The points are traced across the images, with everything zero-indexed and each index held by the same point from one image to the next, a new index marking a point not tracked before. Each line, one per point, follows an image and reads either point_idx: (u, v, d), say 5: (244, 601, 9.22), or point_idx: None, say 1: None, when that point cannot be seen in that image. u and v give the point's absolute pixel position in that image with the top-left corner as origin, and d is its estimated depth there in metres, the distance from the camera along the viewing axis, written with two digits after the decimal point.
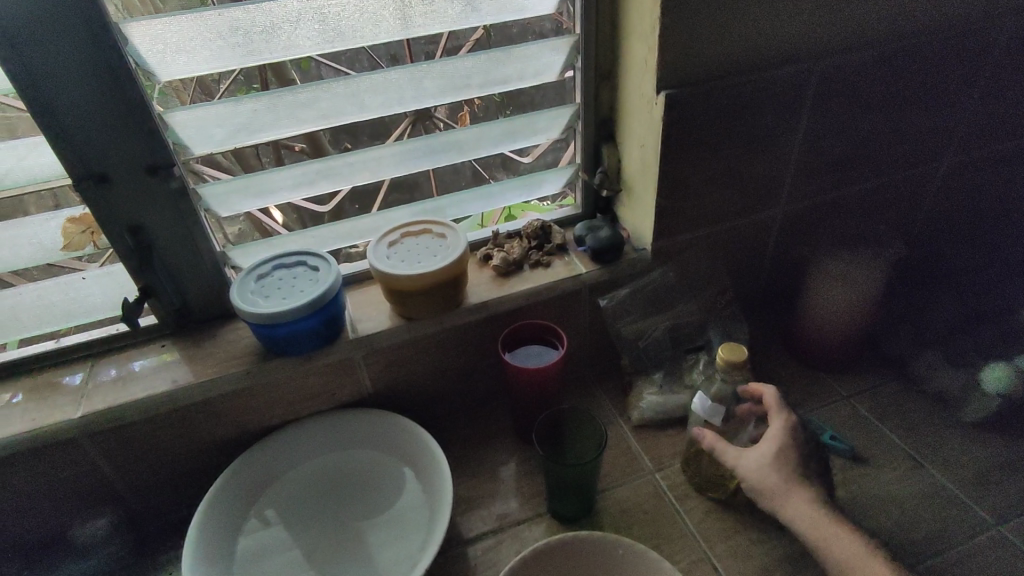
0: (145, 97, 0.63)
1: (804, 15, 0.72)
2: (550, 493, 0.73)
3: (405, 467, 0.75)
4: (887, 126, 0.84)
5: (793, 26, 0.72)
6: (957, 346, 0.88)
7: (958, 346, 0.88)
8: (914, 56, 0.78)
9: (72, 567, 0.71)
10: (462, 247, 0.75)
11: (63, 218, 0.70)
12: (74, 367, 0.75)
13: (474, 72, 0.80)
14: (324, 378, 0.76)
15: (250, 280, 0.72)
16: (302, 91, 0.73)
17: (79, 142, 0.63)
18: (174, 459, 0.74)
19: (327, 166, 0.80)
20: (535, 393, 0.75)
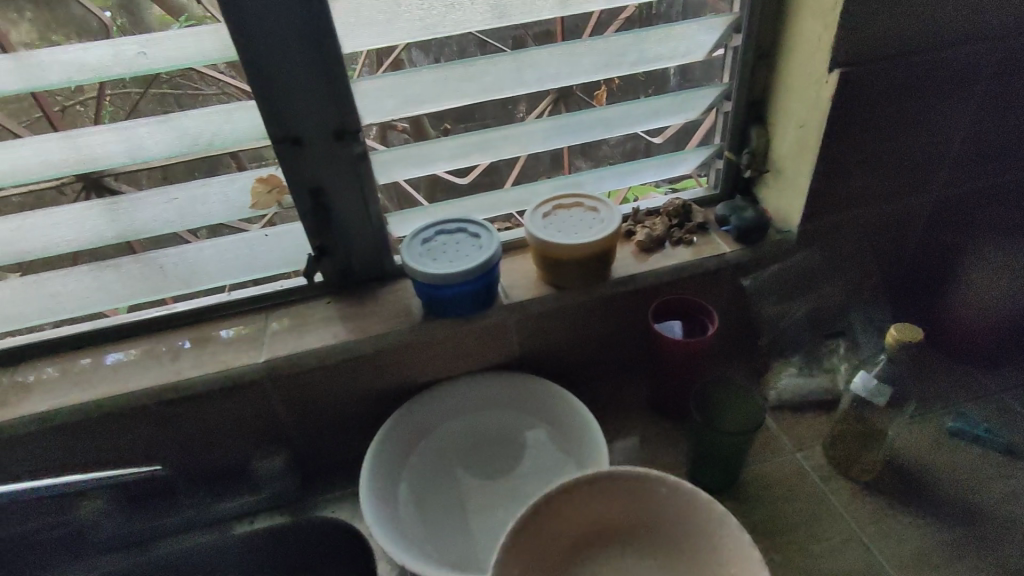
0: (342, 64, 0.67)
1: None
2: (696, 463, 0.75)
3: (551, 430, 0.79)
4: None
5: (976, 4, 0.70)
6: None
7: None
8: None
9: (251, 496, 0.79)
10: (617, 221, 0.77)
11: (254, 177, 0.75)
12: (252, 317, 0.82)
13: (630, 49, 0.81)
14: (478, 340, 0.80)
15: (417, 243, 0.77)
16: (471, 65, 0.76)
17: (281, 106, 0.68)
18: (339, 406, 0.80)
19: (484, 139, 0.84)
20: (681, 366, 0.77)
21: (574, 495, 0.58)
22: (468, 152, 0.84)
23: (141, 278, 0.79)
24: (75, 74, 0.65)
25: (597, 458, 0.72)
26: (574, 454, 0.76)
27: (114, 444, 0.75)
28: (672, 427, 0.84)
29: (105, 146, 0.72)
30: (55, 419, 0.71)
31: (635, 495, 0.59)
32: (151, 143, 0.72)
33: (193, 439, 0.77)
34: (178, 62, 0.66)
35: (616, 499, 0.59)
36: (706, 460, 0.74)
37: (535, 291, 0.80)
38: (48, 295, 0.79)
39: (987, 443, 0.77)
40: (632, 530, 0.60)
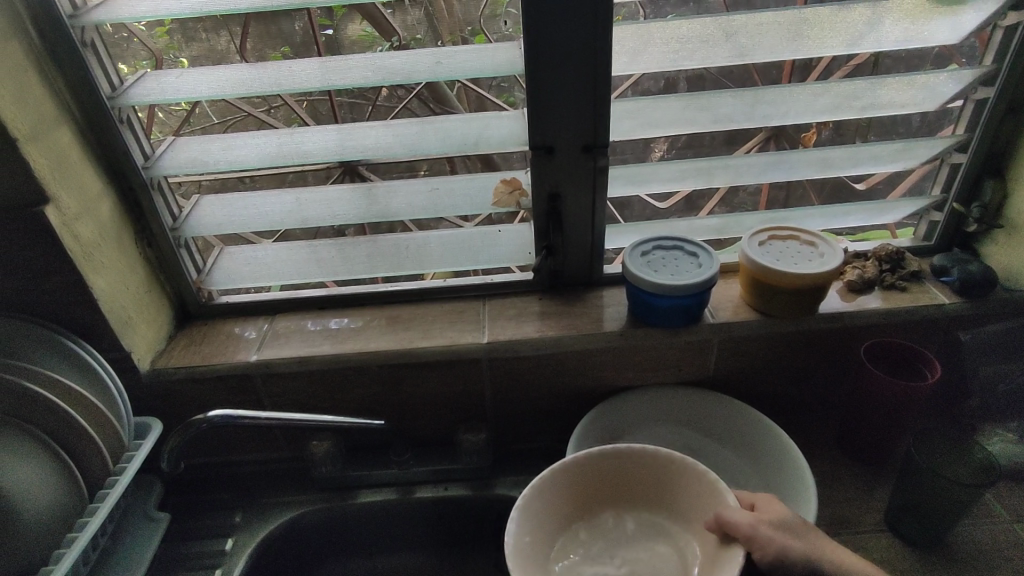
0: (611, 84, 0.75)
1: None
2: (903, 510, 0.74)
3: (742, 455, 0.81)
4: None
5: None
6: None
7: None
8: None
9: (452, 465, 0.86)
10: (840, 256, 0.79)
11: (499, 179, 0.84)
12: (469, 302, 0.91)
13: (863, 93, 0.82)
14: (680, 354, 0.84)
15: (636, 255, 0.82)
16: (715, 96, 0.82)
17: (547, 118, 0.78)
18: (539, 396, 0.86)
19: (708, 166, 0.89)
20: (894, 409, 0.76)
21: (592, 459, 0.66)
22: (686, 177, 0.89)
23: (383, 255, 0.90)
24: (389, 75, 0.76)
25: (803, 494, 0.73)
26: (768, 479, 0.78)
27: (347, 395, 0.86)
28: (866, 473, 0.82)
29: (391, 137, 0.81)
30: (309, 365, 0.83)
31: (642, 462, 0.66)
32: (432, 139, 0.81)
33: (409, 402, 0.86)
34: (463, 72, 0.76)
35: (627, 464, 0.66)
36: (912, 508, 0.73)
37: (743, 314, 0.82)
38: (305, 260, 0.91)
39: None
40: (643, 490, 0.67)
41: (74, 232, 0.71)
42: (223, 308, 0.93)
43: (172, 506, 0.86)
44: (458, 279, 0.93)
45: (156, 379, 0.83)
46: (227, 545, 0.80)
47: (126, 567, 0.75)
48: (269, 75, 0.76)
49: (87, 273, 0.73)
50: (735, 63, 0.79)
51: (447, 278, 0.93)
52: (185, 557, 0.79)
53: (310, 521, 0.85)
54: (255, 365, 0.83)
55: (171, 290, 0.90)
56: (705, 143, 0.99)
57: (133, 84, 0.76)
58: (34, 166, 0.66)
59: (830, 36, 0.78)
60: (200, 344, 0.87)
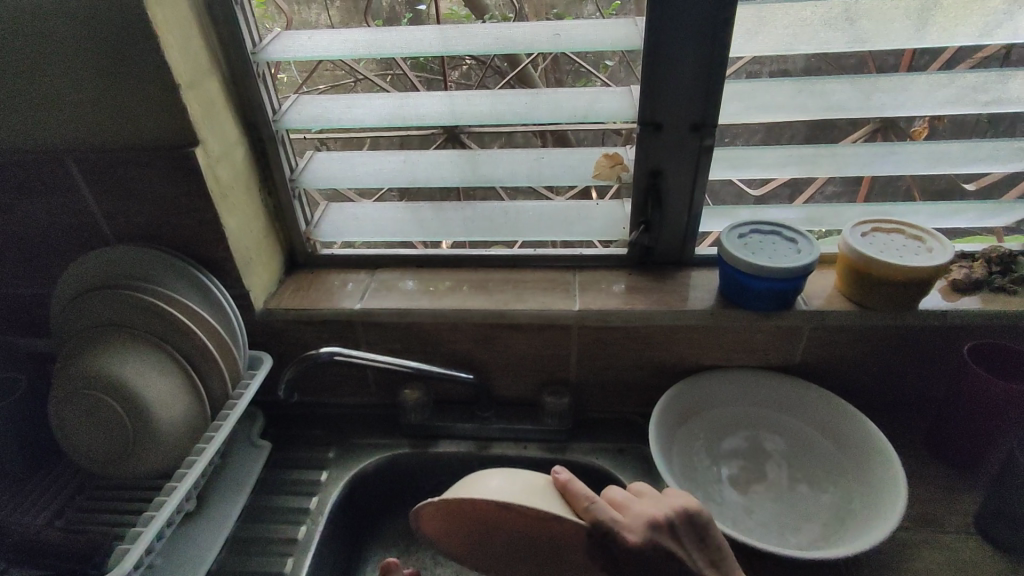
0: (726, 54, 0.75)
1: None
2: (991, 512, 0.73)
3: (825, 440, 0.81)
4: None
5: None
6: None
7: None
8: None
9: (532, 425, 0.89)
10: (950, 251, 0.77)
11: (601, 153, 0.87)
12: (561, 273, 0.93)
13: (988, 87, 0.80)
14: (770, 339, 0.83)
15: (733, 237, 0.83)
16: (824, 83, 0.82)
17: (658, 94, 0.79)
18: (621, 366, 0.88)
19: (810, 153, 0.88)
20: (992, 412, 0.75)
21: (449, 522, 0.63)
22: (787, 164, 0.88)
23: (481, 221, 0.94)
24: (511, 44, 0.79)
25: (890, 478, 0.72)
26: (850, 469, 0.77)
27: (436, 349, 0.90)
28: (954, 477, 0.80)
29: (507, 106, 0.84)
30: (407, 318, 0.87)
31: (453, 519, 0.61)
32: (542, 110, 0.83)
33: (496, 362, 0.90)
34: (583, 45, 0.78)
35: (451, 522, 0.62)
36: (1005, 513, 0.72)
37: (838, 303, 0.82)
38: (407, 220, 0.95)
39: None
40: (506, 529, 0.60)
41: (214, 174, 0.78)
42: (328, 260, 0.99)
43: (273, 436, 0.94)
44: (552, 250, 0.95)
45: (267, 318, 0.89)
46: (321, 476, 0.86)
47: (231, 487, 0.82)
48: (396, 39, 0.81)
49: (222, 213, 0.79)
50: (853, 51, 0.77)
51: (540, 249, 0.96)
52: (284, 482, 0.86)
53: (392, 464, 0.90)
54: (358, 314, 0.88)
55: (283, 239, 0.97)
56: (792, 133, 0.98)
57: (272, 43, 0.82)
58: (189, 110, 0.72)
59: (961, 25, 0.75)
60: (307, 290, 0.93)
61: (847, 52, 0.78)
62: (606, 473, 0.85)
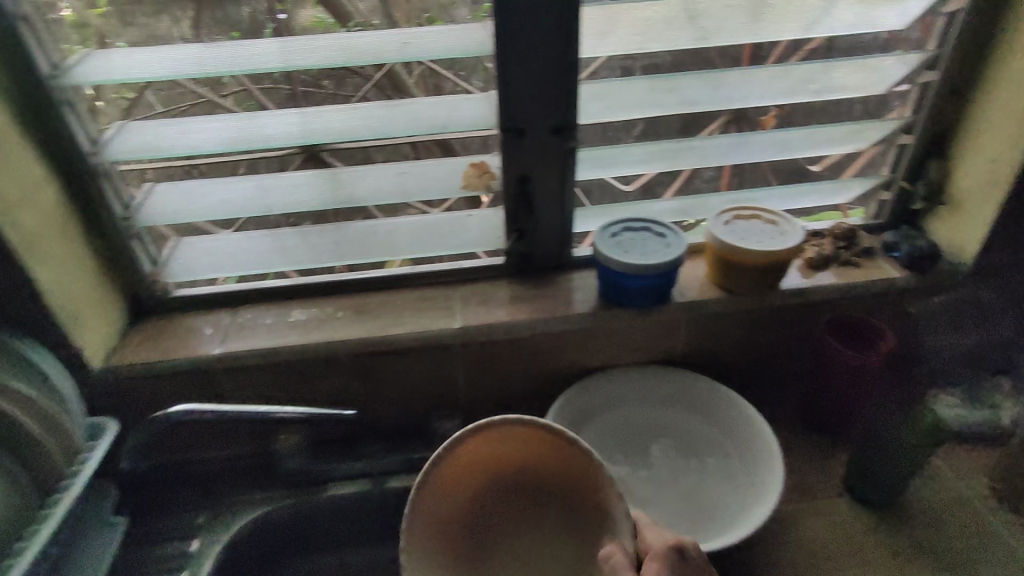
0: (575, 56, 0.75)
1: None
2: (856, 473, 0.78)
3: (709, 426, 0.83)
4: None
5: None
6: None
7: None
8: None
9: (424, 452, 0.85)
10: (800, 233, 0.81)
11: (467, 163, 0.84)
12: (441, 289, 0.89)
13: (819, 77, 0.85)
14: (649, 334, 0.85)
15: (606, 236, 0.83)
16: (674, 79, 0.84)
17: (516, 100, 0.77)
18: (510, 379, 0.86)
19: (670, 148, 0.91)
20: (849, 380, 0.81)
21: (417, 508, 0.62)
22: (651, 161, 0.91)
23: (350, 243, 0.88)
24: (355, 56, 0.74)
25: (770, 456, 0.76)
26: (734, 451, 0.80)
27: (314, 385, 0.83)
28: (823, 443, 0.86)
29: (361, 122, 0.79)
30: (276, 357, 0.80)
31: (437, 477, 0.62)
32: (399, 122, 0.79)
33: (381, 392, 0.85)
34: (433, 53, 0.74)
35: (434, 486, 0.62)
36: (867, 473, 0.77)
37: (708, 292, 0.85)
38: (267, 249, 0.87)
39: None
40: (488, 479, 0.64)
41: (16, 221, 0.67)
42: (180, 301, 0.89)
43: (133, 507, 0.83)
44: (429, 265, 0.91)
45: (110, 377, 0.78)
46: (192, 545, 0.77)
47: (83, 569, 0.70)
48: (227, 55, 0.73)
49: (31, 266, 0.68)
50: (701, 47, 0.80)
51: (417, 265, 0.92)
52: (148, 559, 0.76)
53: (276, 518, 0.82)
54: (221, 359, 0.80)
55: (123, 283, 0.85)
56: None
57: (77, 64, 0.71)
58: None
59: (789, 20, 0.80)
60: (157, 339, 0.83)
61: (695, 49, 0.81)
62: None
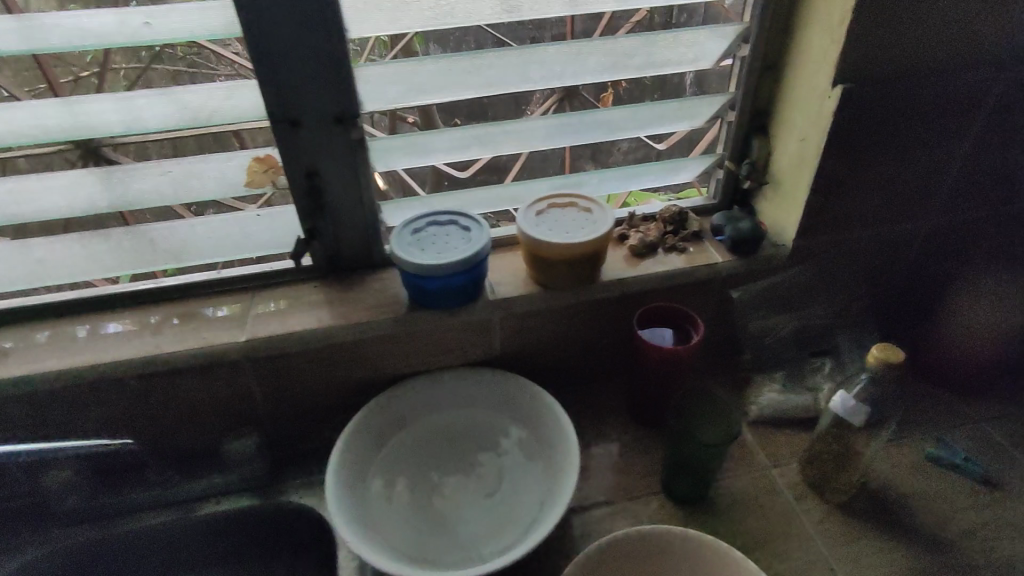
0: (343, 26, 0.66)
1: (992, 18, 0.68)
2: (668, 469, 0.75)
3: (525, 426, 0.78)
4: None
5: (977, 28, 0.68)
6: None
7: None
8: None
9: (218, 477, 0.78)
10: (609, 222, 0.76)
11: (251, 157, 0.75)
12: (236, 297, 0.81)
13: (638, 51, 0.80)
14: (461, 335, 0.79)
15: (406, 233, 0.77)
16: (475, 58, 0.76)
17: (283, 88, 0.68)
18: (315, 391, 0.80)
19: (483, 132, 0.84)
20: (664, 375, 0.77)
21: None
22: (467, 145, 0.85)
23: (126, 250, 0.78)
24: (82, 38, 0.63)
25: (568, 455, 0.71)
26: (544, 452, 0.75)
27: (86, 413, 0.75)
28: (648, 437, 0.83)
29: (99, 115, 0.67)
30: (28, 386, 0.71)
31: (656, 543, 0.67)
32: (145, 112, 0.68)
33: (167, 414, 0.77)
34: (182, 35, 0.64)
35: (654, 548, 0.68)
36: (683, 469, 0.74)
37: (522, 288, 0.79)
38: (26, 261, 0.77)
39: (964, 472, 0.76)
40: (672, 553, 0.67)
41: None
42: None
43: None
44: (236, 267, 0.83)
45: None
46: None
47: None
48: None
49: None
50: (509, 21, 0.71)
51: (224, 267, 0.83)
52: None
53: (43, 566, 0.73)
54: None
55: None
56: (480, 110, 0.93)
57: None
58: None
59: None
60: None
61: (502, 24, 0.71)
62: (310, 513, 0.76)
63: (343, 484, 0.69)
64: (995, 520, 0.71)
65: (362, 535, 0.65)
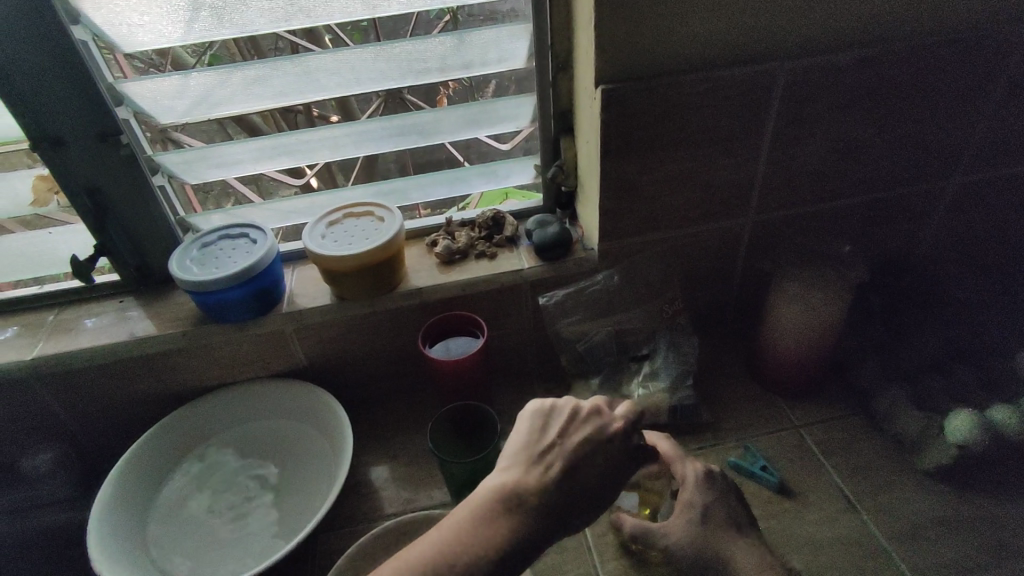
0: (73, 40, 0.66)
1: (755, 11, 0.65)
2: (453, 489, 0.71)
3: (322, 436, 0.78)
4: (861, 138, 0.76)
5: (740, 22, 0.66)
6: (957, 381, 0.77)
7: (959, 382, 0.77)
8: (894, 67, 0.70)
9: None
10: (395, 230, 0.75)
11: (34, 175, 0.76)
12: (42, 313, 0.81)
13: (431, 55, 0.77)
14: (259, 347, 0.79)
15: (194, 248, 0.76)
16: (254, 67, 0.73)
17: (34, 109, 0.69)
18: (119, 404, 0.80)
19: (283, 143, 0.81)
20: (457, 383, 0.77)
21: (588, 427, 0.53)
22: (272, 156, 0.82)
23: None
24: None
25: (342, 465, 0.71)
26: (332, 462, 0.75)
27: None
28: None
29: None
30: None
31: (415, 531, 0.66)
32: None
33: None
34: None
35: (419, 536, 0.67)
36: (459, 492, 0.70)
37: (318, 299, 0.79)
38: None
39: (762, 480, 0.73)
40: None
41: None
42: None
43: None
44: (54, 283, 0.84)
45: None
46: None
47: None
48: None
49: None
50: (284, 27, 0.71)
51: (45, 283, 0.84)
52: None
53: None
54: None
55: None
56: None
57: None
58: None
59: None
60: None
61: (279, 30, 0.71)
62: None
63: (114, 504, 0.70)
64: (780, 530, 0.69)
65: (122, 561, 0.65)
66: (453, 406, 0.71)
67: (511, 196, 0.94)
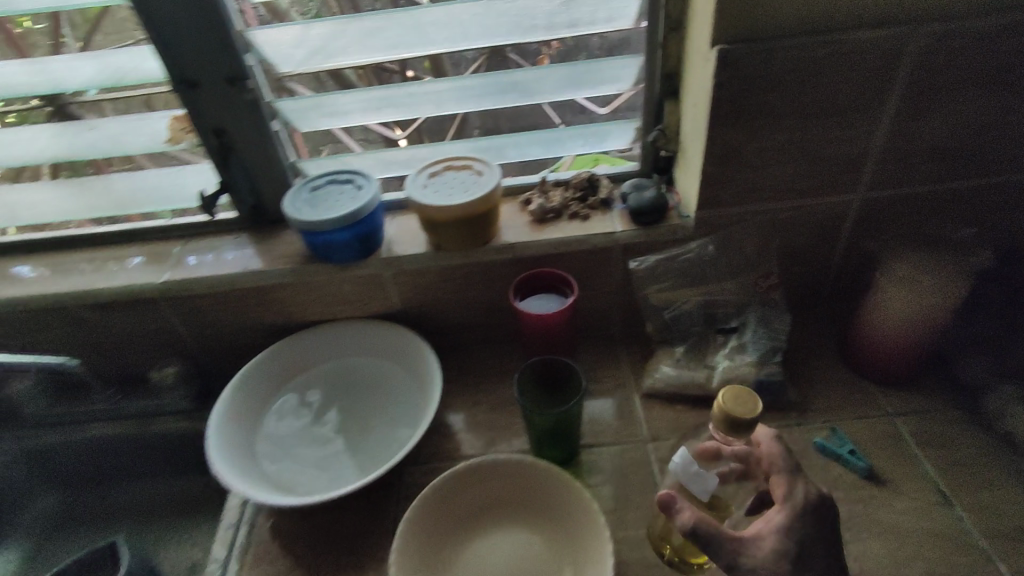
0: None
1: None
2: (535, 439, 0.73)
3: (412, 377, 0.82)
4: (999, 114, 0.70)
5: None
6: None
7: None
8: None
9: (148, 401, 0.87)
10: (493, 185, 0.77)
11: (171, 115, 0.83)
12: (171, 243, 0.89)
13: (541, 12, 0.77)
14: (358, 288, 0.84)
15: (304, 190, 0.81)
16: (370, 19, 0.76)
17: (176, 52, 0.75)
18: (233, 331, 0.87)
19: (390, 95, 0.84)
20: (543, 338, 0.79)
21: None
22: (378, 108, 0.85)
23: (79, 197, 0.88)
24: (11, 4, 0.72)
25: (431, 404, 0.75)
26: (421, 401, 0.79)
27: (43, 336, 0.86)
28: None
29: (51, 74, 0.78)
30: None
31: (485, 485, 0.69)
32: (69, 76, 0.78)
33: (109, 342, 0.87)
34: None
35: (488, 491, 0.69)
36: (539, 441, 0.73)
37: (416, 247, 0.82)
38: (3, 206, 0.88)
39: (849, 463, 0.71)
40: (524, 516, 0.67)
41: None
42: None
43: None
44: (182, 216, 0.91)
45: None
46: None
47: None
48: None
49: None
50: None
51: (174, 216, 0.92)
52: None
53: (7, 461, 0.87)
54: None
55: None
56: None
57: None
58: None
59: None
60: None
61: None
62: None
63: (228, 417, 0.77)
64: (865, 515, 0.67)
65: (235, 466, 0.72)
66: (541, 358, 0.73)
67: (601, 162, 0.94)
